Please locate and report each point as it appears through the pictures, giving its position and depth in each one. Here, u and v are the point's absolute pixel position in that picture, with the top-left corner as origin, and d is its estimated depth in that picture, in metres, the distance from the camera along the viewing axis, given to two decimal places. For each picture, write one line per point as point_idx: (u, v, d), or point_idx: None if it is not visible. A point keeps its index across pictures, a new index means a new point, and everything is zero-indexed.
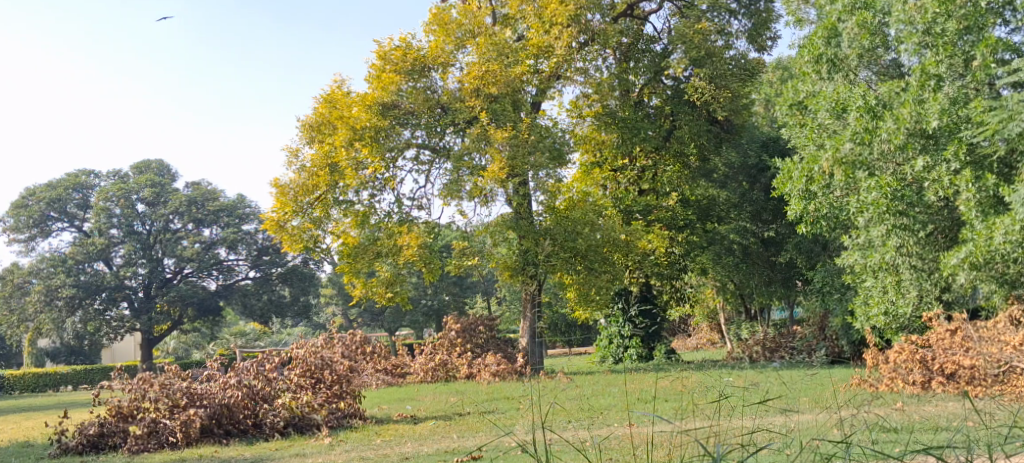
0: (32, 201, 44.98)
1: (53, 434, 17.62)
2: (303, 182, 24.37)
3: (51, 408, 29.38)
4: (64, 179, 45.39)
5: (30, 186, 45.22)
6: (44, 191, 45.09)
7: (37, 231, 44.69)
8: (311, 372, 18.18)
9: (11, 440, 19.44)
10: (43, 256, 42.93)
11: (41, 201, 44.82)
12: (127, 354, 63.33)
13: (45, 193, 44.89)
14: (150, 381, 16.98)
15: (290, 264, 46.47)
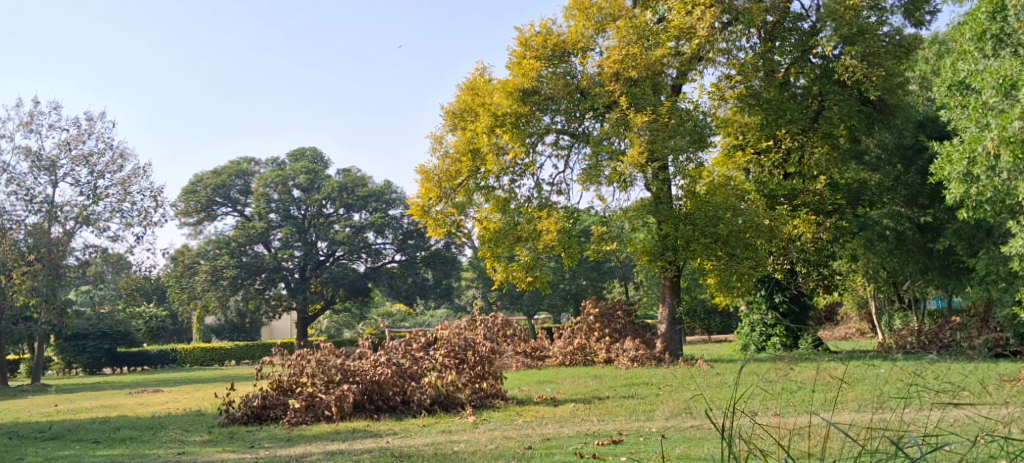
0: (200, 187, 47.04)
1: (222, 404, 18.77)
2: (446, 169, 24.88)
3: (220, 381, 31.00)
4: (228, 166, 47.42)
5: (198, 173, 47.32)
6: (210, 178, 47.11)
7: (204, 215, 46.91)
8: (455, 353, 18.39)
9: (187, 409, 20.67)
10: (211, 239, 45.33)
11: (208, 187, 46.85)
12: (285, 331, 65.97)
13: (211, 179, 46.94)
14: (309, 357, 17.88)
15: (433, 248, 47.30)
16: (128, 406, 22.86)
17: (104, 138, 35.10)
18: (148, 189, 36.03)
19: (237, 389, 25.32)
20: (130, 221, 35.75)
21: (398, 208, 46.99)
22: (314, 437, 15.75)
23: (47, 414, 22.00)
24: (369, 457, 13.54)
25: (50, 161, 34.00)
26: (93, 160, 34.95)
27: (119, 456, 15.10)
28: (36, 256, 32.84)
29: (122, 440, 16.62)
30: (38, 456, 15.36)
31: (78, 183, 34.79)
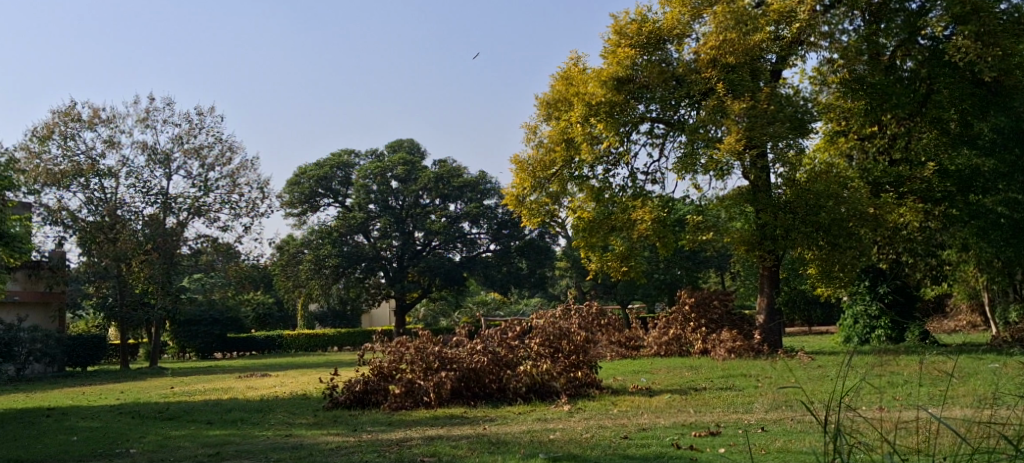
0: (304, 179, 48.07)
1: (326, 388, 19.26)
2: (541, 158, 25.01)
3: (322, 366, 31.68)
4: (329, 158, 48.29)
5: (301, 165, 48.34)
6: (313, 170, 48.06)
7: (307, 206, 47.90)
8: (550, 341, 18.41)
9: (294, 394, 21.21)
10: (313, 229, 46.30)
11: (311, 178, 47.83)
12: (385, 319, 66.98)
13: (313, 171, 47.88)
14: (407, 344, 18.11)
15: (527, 237, 47.18)
16: (237, 389, 23.56)
17: (214, 132, 36.09)
18: (255, 180, 36.95)
19: (340, 375, 25.86)
20: (239, 212, 36.71)
21: (492, 197, 47.17)
22: (413, 422, 16.04)
23: (162, 396, 22.82)
24: (466, 443, 13.69)
25: (165, 154, 35.09)
26: (204, 153, 35.95)
27: (230, 436, 15.61)
28: (152, 245, 34.27)
29: (233, 422, 17.17)
30: (156, 435, 15.98)
31: (190, 176, 35.85)
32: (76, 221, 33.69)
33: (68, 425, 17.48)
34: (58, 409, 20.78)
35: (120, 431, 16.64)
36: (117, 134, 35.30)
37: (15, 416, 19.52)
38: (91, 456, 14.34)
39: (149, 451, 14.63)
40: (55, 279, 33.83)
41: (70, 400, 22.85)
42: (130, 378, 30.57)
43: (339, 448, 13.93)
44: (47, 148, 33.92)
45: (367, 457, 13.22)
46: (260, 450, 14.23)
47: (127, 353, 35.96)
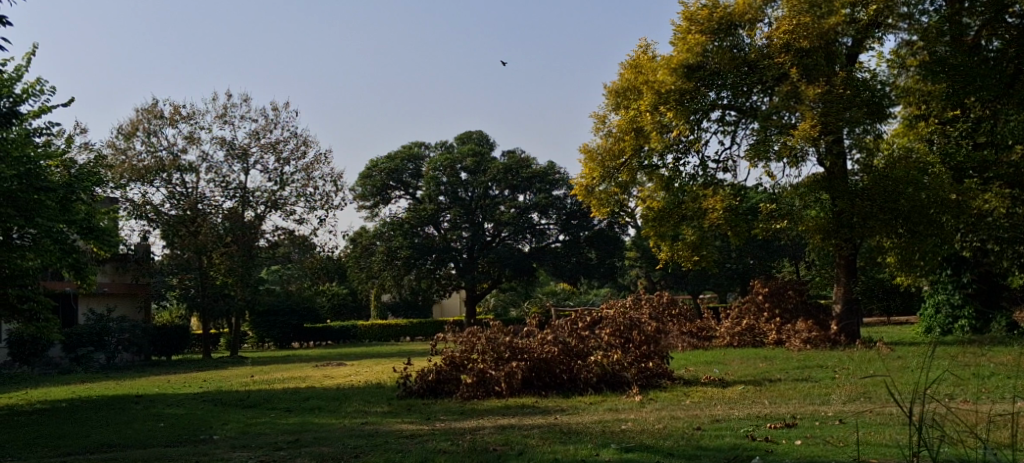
0: (375, 172, 48.53)
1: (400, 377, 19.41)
2: (610, 147, 24.85)
3: (395, 355, 31.97)
4: (400, 151, 48.68)
5: (373, 158, 48.83)
6: (384, 163, 48.52)
7: (379, 198, 48.39)
8: (621, 331, 18.28)
9: (369, 383, 21.47)
10: (385, 221, 46.86)
11: (382, 171, 48.31)
12: (455, 310, 67.36)
13: (385, 164, 48.32)
14: (478, 335, 18.23)
15: (597, 228, 47.03)
16: (315, 378, 23.89)
17: (289, 126, 36.57)
18: (329, 174, 37.37)
19: (414, 365, 26.08)
20: (313, 205, 37.20)
21: (561, 188, 47.00)
22: (485, 412, 16.08)
23: (243, 384, 23.25)
24: (538, 433, 13.69)
25: (242, 149, 35.67)
26: (279, 147, 36.47)
27: (309, 424, 15.83)
28: (232, 238, 34.90)
29: (311, 410, 17.42)
30: (238, 422, 16.28)
31: (266, 170, 36.40)
32: (160, 216, 34.81)
33: (154, 412, 17.90)
34: (145, 396, 21.31)
35: (203, 417, 16.99)
36: (197, 130, 36.01)
37: (105, 403, 20.07)
38: (177, 442, 14.66)
39: (232, 437, 14.91)
40: (140, 271, 34.70)
41: (156, 388, 23.42)
42: (212, 366, 31.25)
43: (414, 436, 14.04)
44: (131, 145, 34.76)
45: (441, 446, 13.28)
46: (338, 437, 14.41)
47: (210, 342, 36.77)
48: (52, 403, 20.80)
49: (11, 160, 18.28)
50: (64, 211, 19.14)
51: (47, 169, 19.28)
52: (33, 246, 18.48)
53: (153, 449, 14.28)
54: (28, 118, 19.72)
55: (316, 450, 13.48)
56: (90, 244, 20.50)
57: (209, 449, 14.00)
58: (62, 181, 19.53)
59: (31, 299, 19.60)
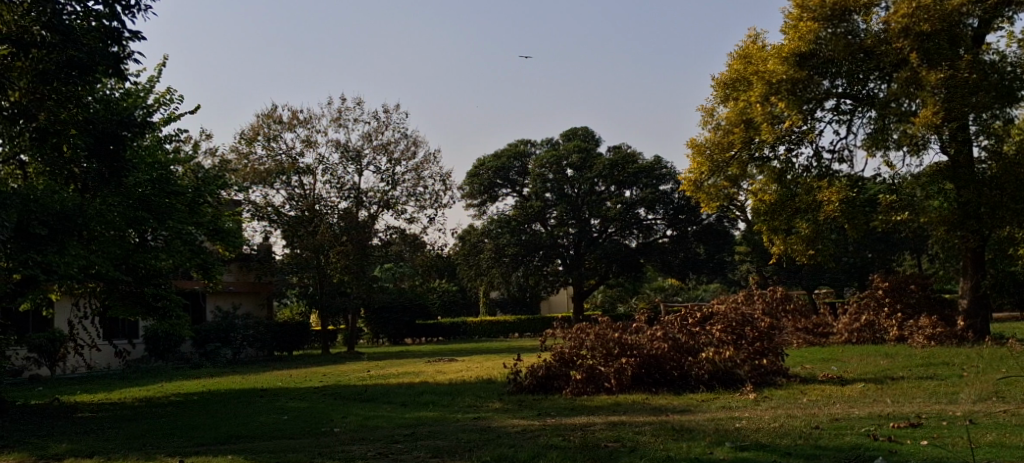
0: (483, 170, 48.92)
1: (511, 373, 19.47)
2: (719, 140, 24.52)
3: (505, 352, 32.09)
4: (506, 149, 48.86)
5: (480, 157, 49.20)
6: (491, 161, 48.84)
7: (486, 196, 48.91)
8: (732, 328, 17.91)
9: (479, 379, 21.65)
10: (493, 219, 47.43)
11: (489, 169, 48.65)
12: (563, 305, 67.35)
13: (492, 162, 48.63)
14: (587, 331, 18.15)
15: (706, 223, 46.48)
16: (428, 374, 24.17)
17: (400, 128, 37.06)
18: (439, 173, 37.76)
19: (525, 361, 26.16)
20: (423, 204, 37.61)
21: (669, 182, 46.19)
22: (596, 408, 15.99)
23: (361, 379, 23.68)
24: (649, 430, 13.55)
25: (356, 151, 36.29)
26: (391, 148, 36.99)
27: (425, 418, 15.98)
28: (348, 238, 35.39)
29: (427, 404, 17.63)
30: (357, 415, 16.55)
31: (379, 171, 36.99)
32: (281, 216, 35.82)
33: (275, 406, 18.35)
34: (269, 390, 21.91)
35: (324, 411, 17.33)
36: (314, 134, 36.78)
37: (230, 396, 20.66)
38: (300, 435, 14.97)
39: (352, 430, 15.16)
40: (263, 270, 35.56)
41: (279, 382, 24.01)
42: (328, 361, 31.91)
43: (526, 432, 14.05)
44: (253, 149, 35.71)
45: (553, 441, 13.26)
46: (452, 431, 14.52)
47: (327, 339, 37.55)
48: (182, 396, 21.59)
49: (142, 166, 19.00)
50: (193, 213, 19.90)
51: (176, 174, 19.85)
52: (166, 247, 19.07)
53: (278, 440, 14.60)
54: (158, 126, 20.32)
55: (431, 444, 13.60)
56: (217, 245, 21.12)
57: (330, 441, 14.24)
58: (190, 185, 20.24)
59: (166, 298, 19.80)
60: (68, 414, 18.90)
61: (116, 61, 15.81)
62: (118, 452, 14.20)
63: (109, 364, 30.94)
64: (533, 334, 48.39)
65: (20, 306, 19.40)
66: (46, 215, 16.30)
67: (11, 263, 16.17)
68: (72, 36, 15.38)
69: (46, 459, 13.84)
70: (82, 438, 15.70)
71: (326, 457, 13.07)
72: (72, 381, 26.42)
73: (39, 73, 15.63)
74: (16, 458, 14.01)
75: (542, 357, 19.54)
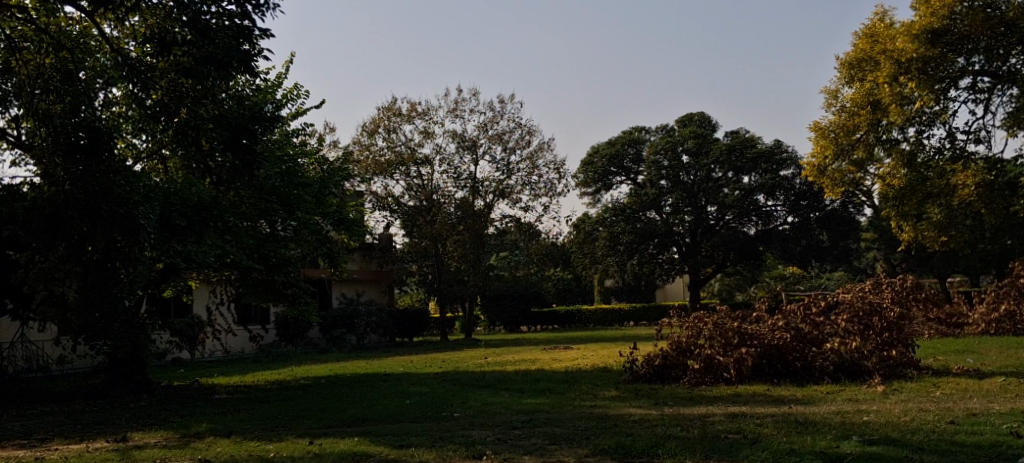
0: (597, 158, 48.76)
1: (626, 361, 19.33)
2: (842, 123, 24.05)
3: (623, 340, 31.89)
4: (621, 136, 48.51)
5: (594, 144, 49.03)
6: (606, 148, 48.59)
7: (600, 184, 48.71)
8: (860, 318, 17.44)
9: (596, 367, 21.57)
10: (608, 207, 47.23)
11: (604, 157, 48.42)
12: (679, 293, 66.57)
13: (606, 150, 48.37)
14: (705, 320, 17.81)
15: (829, 209, 45.10)
16: (545, 362, 24.19)
17: (514, 117, 37.11)
18: (553, 161, 37.74)
19: (642, 349, 25.95)
20: (538, 193, 37.62)
21: (789, 167, 44.74)
22: (714, 399, 15.69)
23: (478, 366, 23.79)
24: (771, 422, 13.21)
25: (472, 141, 36.51)
26: (506, 138, 37.08)
27: (541, 405, 15.94)
28: (464, 227, 35.56)
29: (543, 391, 17.60)
30: (476, 401, 16.62)
31: (495, 160, 37.15)
32: (400, 207, 36.41)
33: (399, 391, 18.60)
34: (392, 375, 22.26)
35: (442, 396, 17.46)
36: (432, 125, 37.14)
37: (356, 381, 21.09)
38: (422, 419, 15.09)
39: (472, 415, 15.23)
40: (385, 259, 36.15)
41: (401, 368, 24.38)
42: (448, 348, 32.26)
43: (643, 421, 13.87)
44: (374, 141, 36.32)
45: (671, 431, 13.02)
46: (569, 418, 14.44)
47: (446, 326, 37.93)
48: (309, 380, 22.14)
49: (274, 159, 19.41)
50: (319, 205, 20.30)
51: (304, 165, 20.46)
52: (294, 237, 19.76)
53: (400, 423, 14.77)
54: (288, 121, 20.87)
55: (548, 431, 13.54)
56: (341, 234, 21.55)
57: (450, 426, 14.34)
58: (315, 178, 20.64)
59: (295, 285, 20.12)
60: (207, 396, 19.56)
61: (249, 60, 13.65)
62: (254, 432, 14.53)
63: (242, 349, 31.86)
64: (649, 322, 48.02)
65: (162, 293, 20.13)
66: (185, 206, 17.53)
67: (152, 251, 16.83)
68: (208, 34, 13.52)
69: (189, 437, 14.29)
70: (219, 418, 16.16)
71: (447, 441, 13.12)
72: (209, 364, 27.35)
73: (180, 69, 13.94)
74: (161, 435, 14.49)
75: (658, 345, 19.32)
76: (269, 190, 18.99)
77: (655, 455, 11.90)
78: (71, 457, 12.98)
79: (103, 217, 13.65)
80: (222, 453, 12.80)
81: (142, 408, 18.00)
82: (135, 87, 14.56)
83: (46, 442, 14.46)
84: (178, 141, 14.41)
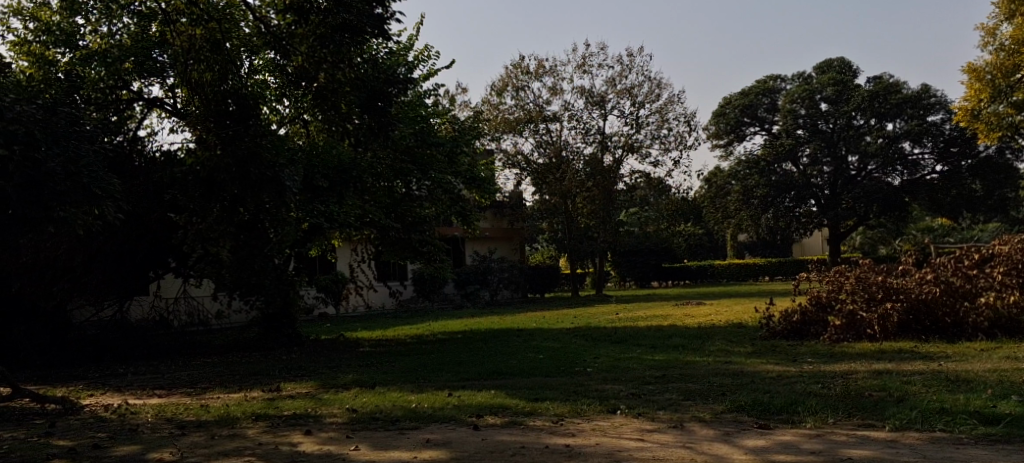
0: (730, 109, 47.71)
1: (762, 318, 18.85)
2: (1001, 63, 23.22)
3: (758, 296, 31.16)
4: (755, 86, 47.21)
5: (727, 96, 47.95)
6: (739, 99, 47.45)
7: (733, 136, 47.60)
8: (1017, 270, 16.22)
9: (731, 322, 21.17)
10: (741, 160, 46.36)
11: (737, 108, 47.30)
12: (817, 249, 64.66)
13: (739, 101, 47.25)
14: (846, 274, 17.27)
15: (982, 155, 42.76)
16: (676, 318, 23.80)
17: (644, 70, 36.42)
18: (684, 114, 36.95)
19: (779, 305, 25.36)
20: (668, 147, 36.96)
21: (938, 112, 42.67)
22: (858, 355, 15.11)
23: (611, 322, 23.61)
24: (920, 380, 12.60)
25: (600, 96, 36.04)
26: (635, 92, 36.49)
27: (674, 361, 15.64)
28: (593, 184, 34.95)
29: (675, 347, 17.29)
30: (608, 357, 16.42)
31: (624, 114, 36.61)
32: (530, 165, 36.30)
33: (531, 345, 18.56)
34: (526, 330, 22.25)
35: (576, 351, 17.35)
36: (560, 82, 36.81)
37: (491, 336, 21.21)
38: (556, 373, 14.99)
39: (605, 370, 15.06)
40: (515, 217, 36.30)
41: (534, 323, 24.41)
42: (582, 304, 32.21)
43: (782, 377, 13.44)
44: (503, 100, 36.26)
45: (812, 389, 12.57)
46: (704, 374, 14.12)
47: (578, 282, 37.83)
48: (447, 334, 22.38)
49: (407, 119, 19.51)
50: (452, 164, 20.35)
51: (437, 125, 20.47)
52: (429, 196, 19.87)
53: (534, 378, 14.69)
54: (420, 82, 20.88)
55: (683, 386, 13.25)
56: (473, 192, 21.58)
57: (584, 380, 14.20)
58: (448, 136, 20.66)
59: (430, 244, 20.12)
60: (351, 349, 20.01)
61: (382, 25, 13.58)
62: (397, 384, 14.70)
63: (383, 304, 32.49)
64: (786, 277, 46.95)
65: (308, 252, 20.62)
66: (328, 170, 18.53)
67: (297, 211, 17.17)
68: (343, 1, 13.56)
69: (337, 388, 14.55)
70: (365, 369, 16.41)
71: (582, 395, 12.99)
72: (352, 320, 27.94)
73: (316, 37, 13.78)
74: (311, 386, 14.81)
75: (796, 300, 18.82)
76: (404, 150, 19.12)
77: (795, 413, 11.49)
78: (232, 404, 13.39)
79: (253, 179, 13.98)
80: (369, 403, 12.97)
81: (292, 360, 18.52)
82: (279, 54, 14.50)
83: (207, 391, 14.96)
84: (318, 104, 14.23)
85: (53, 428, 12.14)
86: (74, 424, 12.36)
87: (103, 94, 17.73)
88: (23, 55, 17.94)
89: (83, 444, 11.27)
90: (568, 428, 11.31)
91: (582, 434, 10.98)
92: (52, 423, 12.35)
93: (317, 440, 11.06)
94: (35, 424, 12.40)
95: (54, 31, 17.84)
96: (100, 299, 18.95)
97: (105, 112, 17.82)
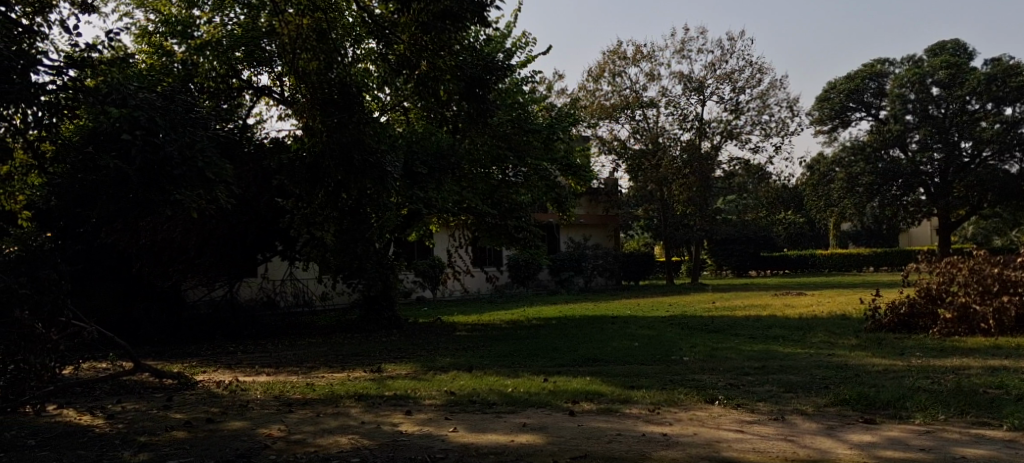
0: (835, 93, 46.43)
1: (867, 310, 18.21)
2: None
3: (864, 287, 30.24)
4: (862, 69, 45.77)
5: (832, 80, 46.66)
6: (844, 83, 46.12)
7: (838, 121, 46.35)
8: None
9: (834, 313, 20.55)
10: (846, 146, 45.11)
11: (842, 92, 45.99)
12: (925, 238, 62.53)
13: (845, 85, 45.91)
14: (959, 265, 16.50)
15: None
16: (776, 307, 23.24)
17: (745, 55, 35.60)
18: (786, 99, 36.05)
19: (885, 297, 24.58)
20: (769, 133, 36.09)
21: None
22: (972, 350, 14.43)
23: (710, 311, 23.18)
24: None
25: (699, 82, 35.36)
26: (735, 77, 35.70)
27: (776, 352, 15.13)
28: (691, 170, 34.40)
29: (775, 338, 16.76)
30: (706, 346, 15.99)
31: (723, 100, 35.90)
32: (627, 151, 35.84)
33: (628, 333, 18.25)
34: (622, 318, 21.93)
35: (672, 340, 17.00)
36: (658, 67, 36.26)
37: (587, 322, 20.95)
38: (653, 361, 14.66)
39: (702, 360, 14.67)
40: (612, 203, 35.95)
41: (629, 311, 24.09)
42: (678, 292, 31.72)
43: (889, 371, 12.88)
44: (600, 86, 35.86)
45: (921, 383, 12.00)
46: (805, 366, 13.63)
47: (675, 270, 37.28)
48: (544, 320, 22.22)
49: (506, 105, 19.29)
50: (549, 150, 20.08)
51: (534, 112, 20.02)
52: (525, 183, 19.75)
53: (632, 365, 14.38)
54: (517, 68, 20.71)
55: (784, 379, 12.79)
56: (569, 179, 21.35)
57: (682, 369, 13.84)
58: (545, 121, 20.35)
59: (527, 230, 20.10)
60: (449, 333, 19.98)
61: (482, 10, 13.27)
62: (494, 368, 14.56)
63: (478, 290, 32.52)
64: (891, 267, 45.54)
65: (406, 237, 20.62)
66: (426, 156, 18.15)
67: (397, 196, 17.14)
68: None
69: (435, 370, 14.48)
70: (461, 354, 16.34)
71: (678, 384, 12.63)
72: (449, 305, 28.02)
73: (418, 25, 13.49)
74: (411, 368, 14.76)
75: (904, 291, 18.12)
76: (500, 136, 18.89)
77: (903, 408, 10.98)
78: (335, 384, 13.41)
79: (356, 165, 13.81)
80: (467, 386, 12.84)
81: (394, 342, 18.52)
82: (380, 42, 14.37)
83: (313, 370, 15.03)
84: (419, 91, 14.10)
85: (170, 402, 12.33)
86: (188, 399, 12.55)
87: (216, 83, 18.12)
88: (145, 45, 18.44)
89: (196, 418, 11.40)
90: (664, 416, 11.01)
91: (678, 423, 10.66)
92: (168, 397, 12.54)
93: (415, 421, 10.97)
94: (154, 398, 12.63)
95: (173, 23, 18.08)
96: (214, 281, 19.16)
97: (218, 100, 18.33)
